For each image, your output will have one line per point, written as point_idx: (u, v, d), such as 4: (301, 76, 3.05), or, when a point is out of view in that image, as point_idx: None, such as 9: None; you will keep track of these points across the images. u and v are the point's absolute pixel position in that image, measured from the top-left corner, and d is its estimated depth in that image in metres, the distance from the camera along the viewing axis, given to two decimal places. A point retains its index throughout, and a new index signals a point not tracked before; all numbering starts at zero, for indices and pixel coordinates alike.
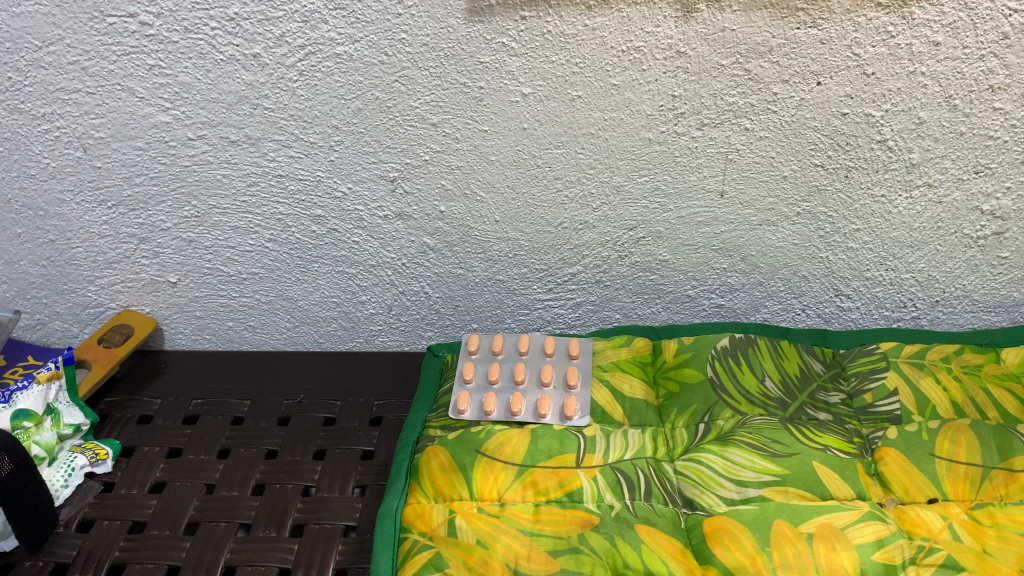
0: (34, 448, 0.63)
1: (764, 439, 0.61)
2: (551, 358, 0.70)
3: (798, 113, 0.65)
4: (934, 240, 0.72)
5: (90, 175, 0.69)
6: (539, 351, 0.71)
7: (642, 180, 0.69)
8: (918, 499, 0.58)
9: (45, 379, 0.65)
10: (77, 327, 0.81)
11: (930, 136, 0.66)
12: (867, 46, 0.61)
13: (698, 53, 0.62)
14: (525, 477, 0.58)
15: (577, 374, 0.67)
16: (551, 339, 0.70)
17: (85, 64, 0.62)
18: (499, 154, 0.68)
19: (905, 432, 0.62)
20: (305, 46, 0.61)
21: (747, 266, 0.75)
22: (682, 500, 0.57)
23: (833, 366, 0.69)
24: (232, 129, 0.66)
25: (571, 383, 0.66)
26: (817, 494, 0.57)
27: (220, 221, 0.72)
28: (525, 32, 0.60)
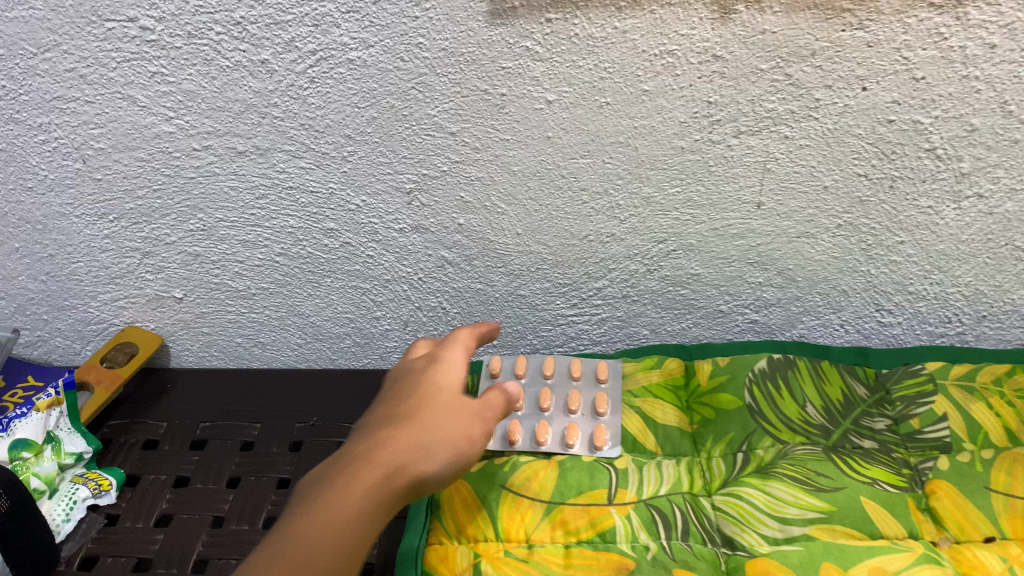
0: (34, 481, 0.60)
1: (807, 472, 0.57)
2: (578, 382, 0.67)
3: (842, 120, 0.60)
4: (983, 253, 0.68)
5: (90, 188, 0.65)
6: (566, 374, 0.68)
7: (673, 191, 0.65)
8: (974, 537, 0.54)
9: (46, 406, 0.63)
10: (80, 343, 0.78)
11: (982, 144, 0.60)
12: (917, 49, 0.55)
13: (736, 57, 0.56)
14: (554, 516, 0.54)
15: (606, 402, 0.64)
16: (578, 363, 0.67)
17: (83, 71, 0.58)
18: (522, 164, 0.63)
19: (957, 463, 0.59)
20: (316, 51, 0.56)
21: (784, 280, 0.72)
22: (721, 539, 0.54)
23: (877, 390, 0.65)
24: (240, 139, 0.62)
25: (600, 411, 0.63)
26: (866, 533, 0.53)
27: (228, 234, 0.68)
28: (550, 35, 0.55)
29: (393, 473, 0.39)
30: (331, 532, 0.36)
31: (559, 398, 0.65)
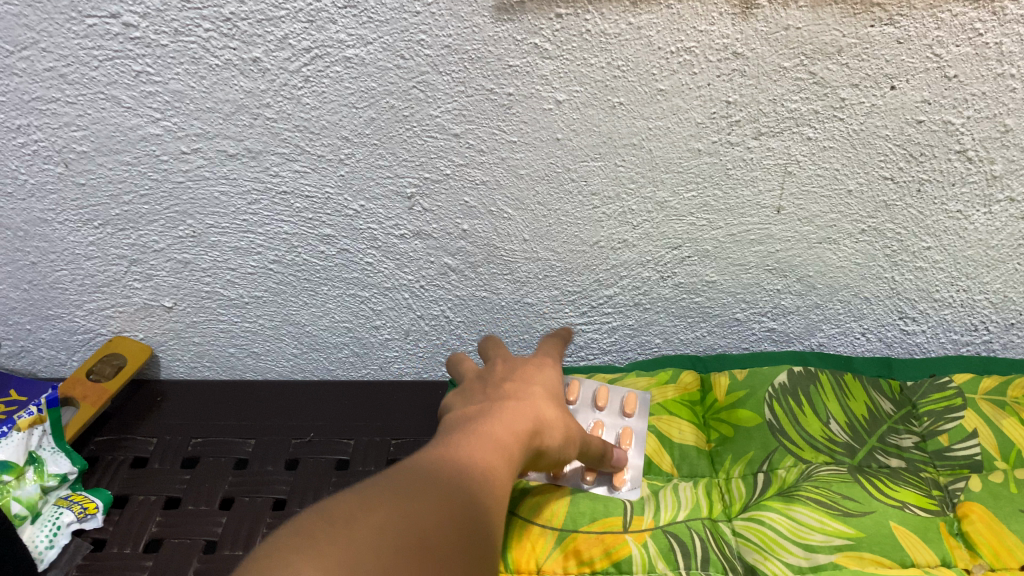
0: (15, 506, 0.57)
1: (833, 495, 0.54)
2: (602, 412, 0.62)
3: (868, 121, 0.56)
4: (1014, 259, 0.65)
5: (73, 193, 0.62)
6: (591, 402, 0.63)
7: (689, 196, 0.61)
8: (1010, 565, 0.51)
9: (27, 426, 0.59)
10: (65, 353, 0.75)
11: (1015, 145, 0.57)
12: (950, 46, 0.51)
13: (758, 55, 0.52)
14: (567, 544, 0.51)
15: (630, 437, 0.60)
16: (604, 390, 0.63)
17: (64, 70, 0.53)
18: (529, 168, 0.59)
19: (989, 484, 0.56)
20: (311, 48, 0.52)
21: (804, 287, 0.69)
22: (743, 567, 0.51)
23: (903, 405, 0.62)
24: (231, 142, 0.58)
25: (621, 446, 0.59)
26: (896, 561, 0.50)
27: (219, 241, 0.65)
28: (560, 31, 0.51)
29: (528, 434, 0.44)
30: (485, 472, 0.37)
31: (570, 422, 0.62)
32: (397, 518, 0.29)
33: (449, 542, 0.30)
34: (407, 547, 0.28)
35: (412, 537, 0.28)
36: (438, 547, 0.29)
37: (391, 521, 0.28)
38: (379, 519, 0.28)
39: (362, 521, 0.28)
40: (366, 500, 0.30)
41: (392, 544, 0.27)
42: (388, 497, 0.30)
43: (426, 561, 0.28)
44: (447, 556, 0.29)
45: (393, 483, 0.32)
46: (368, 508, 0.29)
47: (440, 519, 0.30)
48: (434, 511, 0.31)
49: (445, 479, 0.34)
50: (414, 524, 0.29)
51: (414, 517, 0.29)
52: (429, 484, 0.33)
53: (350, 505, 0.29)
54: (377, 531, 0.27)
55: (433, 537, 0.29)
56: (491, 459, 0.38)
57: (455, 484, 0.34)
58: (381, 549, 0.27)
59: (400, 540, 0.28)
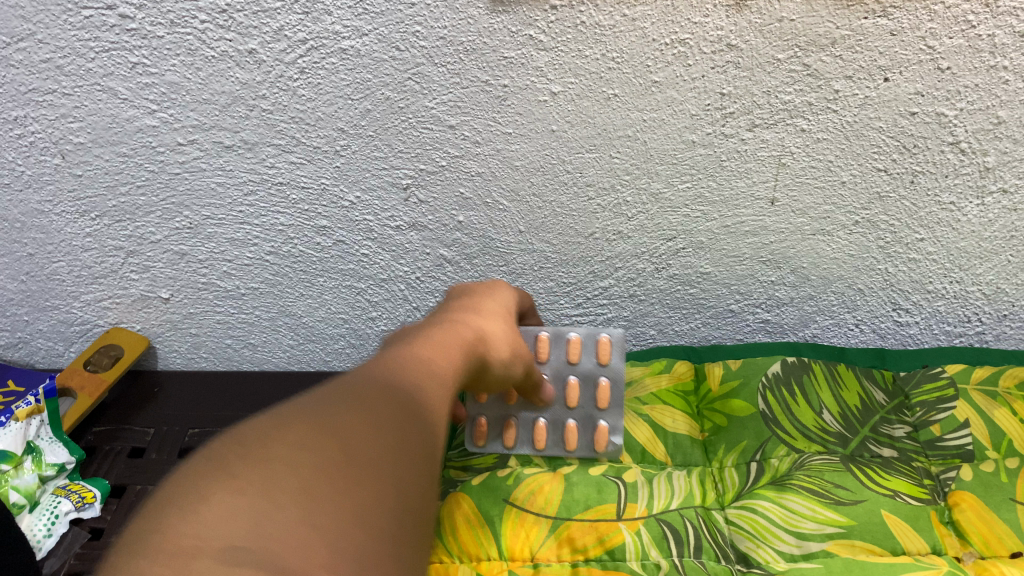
0: (12, 494, 0.58)
1: (825, 483, 0.55)
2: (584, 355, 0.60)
3: (862, 112, 0.56)
4: (1007, 251, 0.65)
5: (70, 184, 0.62)
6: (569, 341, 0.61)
7: (684, 187, 0.62)
8: (1000, 553, 0.52)
9: (25, 416, 0.59)
10: (63, 345, 0.75)
11: (1008, 137, 0.57)
12: (942, 38, 0.51)
13: (751, 47, 0.52)
14: (561, 532, 0.52)
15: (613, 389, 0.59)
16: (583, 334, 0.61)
17: (60, 62, 0.54)
18: (524, 159, 0.60)
19: (980, 473, 0.56)
20: (307, 40, 0.52)
21: (798, 279, 0.69)
22: (735, 555, 0.52)
23: (896, 395, 0.63)
24: (227, 133, 0.58)
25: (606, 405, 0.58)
26: (887, 549, 0.51)
27: (215, 232, 0.65)
28: (555, 23, 0.51)
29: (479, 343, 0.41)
30: (429, 372, 0.34)
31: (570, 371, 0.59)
32: (316, 433, 0.26)
33: (378, 449, 0.27)
34: (324, 462, 0.25)
35: (332, 451, 0.25)
36: (365, 457, 0.26)
37: (309, 437, 0.26)
38: (295, 438, 0.25)
39: (274, 444, 0.25)
40: (284, 421, 0.27)
41: (309, 462, 0.25)
42: (312, 412, 0.27)
43: (350, 473, 0.25)
44: (378, 464, 0.26)
45: (317, 396, 0.29)
46: (281, 427, 0.26)
47: (370, 428, 0.27)
48: (363, 420, 0.28)
49: (381, 382, 0.31)
50: (338, 437, 0.26)
51: (335, 427, 0.27)
52: (361, 391, 0.30)
53: (267, 425, 0.26)
54: (290, 452, 0.25)
55: (358, 446, 0.26)
56: (436, 360, 0.35)
57: (392, 386, 0.31)
58: (295, 470, 0.24)
59: (319, 456, 0.25)
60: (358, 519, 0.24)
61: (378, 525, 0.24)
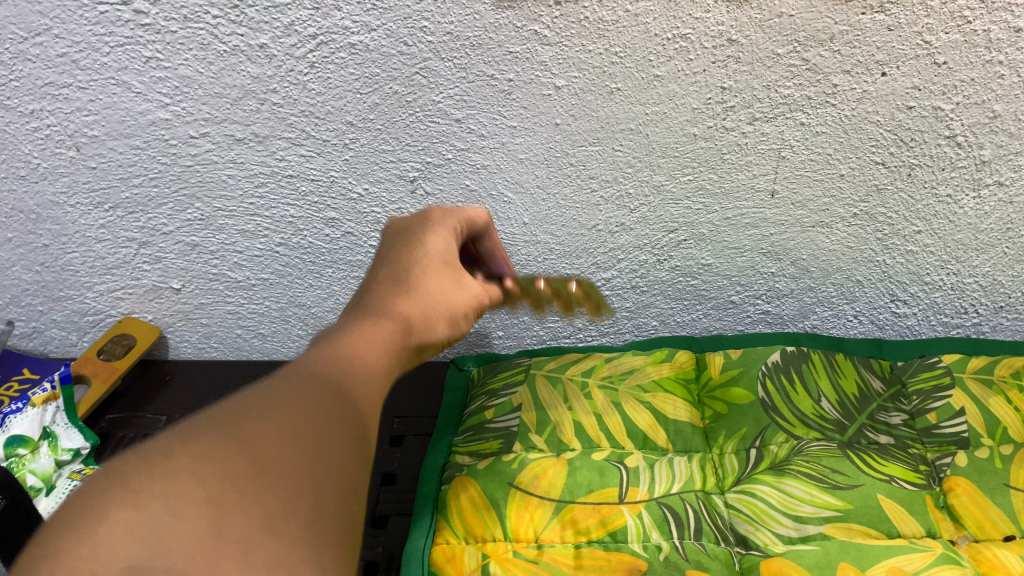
0: (30, 478, 0.58)
1: (823, 469, 0.56)
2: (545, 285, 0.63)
3: (860, 106, 0.57)
4: (1002, 243, 0.67)
5: (84, 176, 0.63)
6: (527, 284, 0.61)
7: (685, 179, 0.63)
8: (994, 536, 0.53)
9: (41, 402, 0.61)
10: (76, 334, 0.76)
11: (1003, 130, 0.58)
12: (939, 33, 0.52)
13: (752, 41, 0.53)
14: (564, 514, 0.53)
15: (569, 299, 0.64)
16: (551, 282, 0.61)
17: (75, 57, 0.54)
18: (528, 152, 0.61)
19: (975, 459, 0.57)
20: (317, 35, 0.53)
21: (797, 270, 0.70)
22: (735, 538, 0.53)
23: (893, 383, 0.64)
24: (238, 126, 0.59)
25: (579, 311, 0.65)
26: (883, 532, 0.52)
27: (226, 224, 0.67)
28: (559, 19, 0.52)
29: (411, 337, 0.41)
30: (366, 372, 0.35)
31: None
32: (228, 439, 0.27)
33: (294, 448, 0.28)
34: (234, 470, 0.26)
35: (246, 455, 0.26)
36: (278, 457, 0.27)
37: (216, 447, 0.26)
38: (203, 446, 0.26)
39: (181, 454, 0.26)
40: (192, 428, 0.27)
41: (219, 472, 0.25)
42: (222, 417, 0.28)
43: (260, 475, 0.26)
44: (297, 464, 0.27)
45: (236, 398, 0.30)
46: (192, 435, 0.27)
47: (291, 430, 0.28)
48: (280, 423, 0.28)
49: (307, 380, 0.32)
50: (250, 441, 0.27)
51: (249, 432, 0.27)
52: (281, 391, 0.31)
53: (176, 436, 0.27)
54: (192, 467, 0.25)
55: (268, 452, 0.27)
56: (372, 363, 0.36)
57: (318, 386, 0.32)
58: (205, 478, 0.25)
59: (228, 466, 0.26)
60: (273, 525, 0.25)
61: (294, 522, 0.25)
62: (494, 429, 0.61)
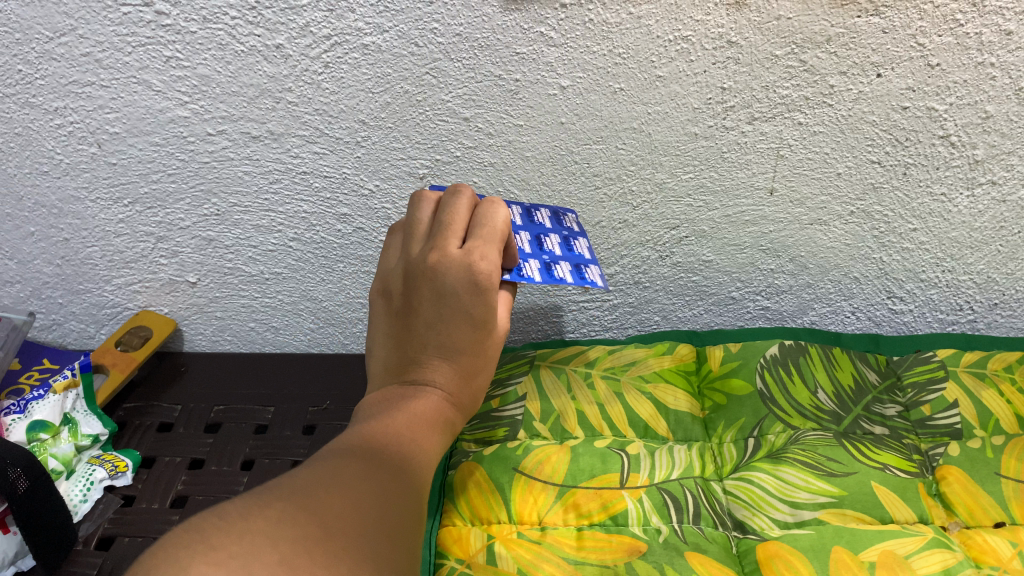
0: (51, 461, 0.63)
1: (819, 457, 0.58)
2: None
3: (856, 107, 0.59)
4: (996, 241, 0.68)
5: (105, 172, 0.65)
6: None
7: (686, 177, 0.65)
8: (984, 522, 0.54)
9: (62, 389, 0.66)
10: (94, 327, 0.79)
11: (996, 130, 0.60)
12: (932, 36, 0.54)
13: (751, 43, 0.55)
14: (567, 499, 0.55)
15: None
16: None
17: (99, 56, 0.56)
18: (534, 150, 0.63)
19: (966, 449, 0.59)
20: (331, 36, 0.55)
21: (796, 267, 0.72)
22: (732, 523, 0.55)
23: (888, 376, 0.66)
24: (254, 124, 0.61)
25: None
26: (876, 517, 0.54)
27: (242, 219, 0.69)
28: (565, 21, 0.54)
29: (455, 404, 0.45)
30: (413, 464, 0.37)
31: (574, 246, 0.60)
32: (299, 510, 0.28)
33: (360, 525, 0.29)
34: (307, 538, 0.26)
35: (318, 526, 0.27)
36: (347, 530, 0.28)
37: (288, 516, 0.27)
38: (277, 515, 0.27)
39: (255, 519, 0.27)
40: (263, 500, 0.28)
41: (293, 538, 0.26)
42: (292, 492, 0.29)
43: (333, 544, 0.27)
44: (363, 538, 0.28)
45: (301, 476, 0.31)
46: (265, 505, 0.28)
47: (359, 509, 0.30)
48: (345, 503, 0.30)
49: (364, 466, 0.34)
50: (321, 516, 0.28)
51: (318, 507, 0.28)
52: (342, 473, 0.32)
53: (250, 506, 0.27)
54: (268, 527, 0.26)
55: (336, 519, 0.28)
56: (422, 440, 0.40)
57: (373, 471, 0.33)
58: (283, 543, 0.26)
59: (302, 533, 0.27)
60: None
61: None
62: (498, 418, 0.63)
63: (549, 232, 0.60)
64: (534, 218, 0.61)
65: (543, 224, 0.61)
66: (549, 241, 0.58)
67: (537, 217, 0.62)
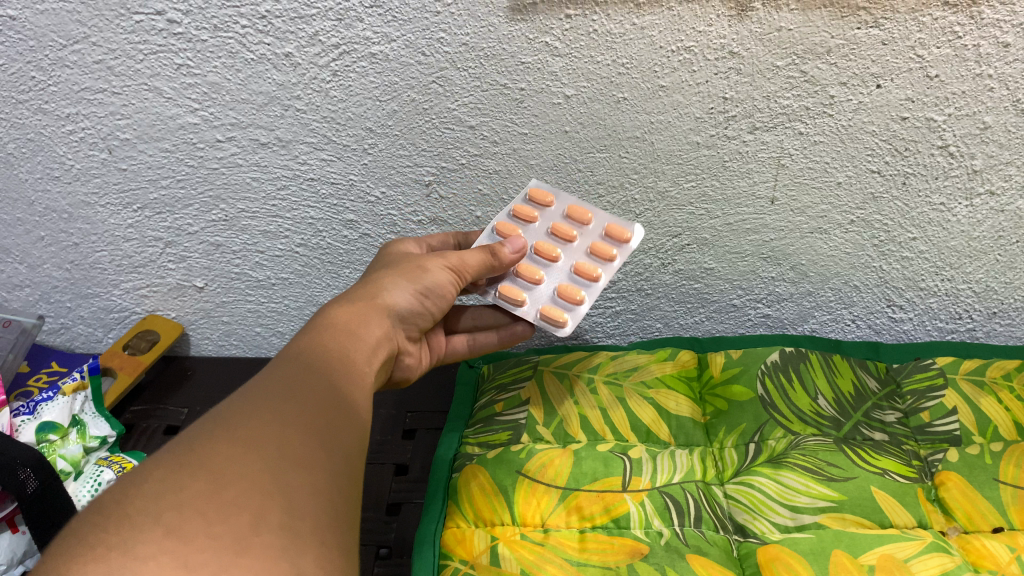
0: (60, 462, 0.64)
1: (819, 461, 0.58)
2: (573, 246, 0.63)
3: (855, 117, 0.59)
4: (995, 250, 0.69)
5: (115, 177, 0.66)
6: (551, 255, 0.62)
7: (688, 186, 0.65)
8: (983, 527, 0.55)
9: (72, 390, 0.67)
10: (102, 331, 0.80)
11: (994, 141, 0.60)
12: (931, 48, 0.55)
13: (753, 54, 0.55)
14: (570, 501, 0.56)
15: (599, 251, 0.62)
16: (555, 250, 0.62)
17: (111, 63, 0.57)
18: (539, 158, 0.64)
19: (966, 455, 0.60)
20: (339, 45, 0.56)
21: (797, 275, 0.73)
22: (733, 526, 0.55)
23: (888, 383, 0.67)
24: (263, 131, 0.62)
25: (608, 254, 0.61)
26: (876, 522, 0.54)
27: (249, 225, 0.69)
28: (569, 31, 0.54)
29: (363, 342, 0.46)
30: (337, 382, 0.40)
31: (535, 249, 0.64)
32: (181, 472, 0.30)
33: (260, 462, 0.31)
34: (198, 496, 0.29)
35: (208, 480, 0.29)
36: (241, 475, 0.30)
37: (175, 478, 0.29)
38: (160, 485, 0.29)
39: (136, 499, 0.28)
40: (146, 471, 0.30)
41: (179, 504, 0.28)
42: (180, 451, 0.31)
43: (224, 495, 0.29)
44: (267, 475, 0.30)
45: (194, 429, 0.33)
46: (146, 478, 0.29)
47: (251, 448, 0.31)
48: (240, 444, 0.31)
49: (268, 395, 0.36)
50: (207, 468, 0.30)
51: (209, 460, 0.30)
52: (237, 414, 0.34)
53: (131, 485, 0.29)
54: (149, 503, 0.28)
55: (227, 471, 0.30)
56: (347, 373, 0.41)
57: (274, 399, 0.35)
58: (171, 511, 0.28)
59: (193, 492, 0.29)
60: (252, 533, 0.28)
61: (275, 524, 0.28)
62: (503, 422, 0.64)
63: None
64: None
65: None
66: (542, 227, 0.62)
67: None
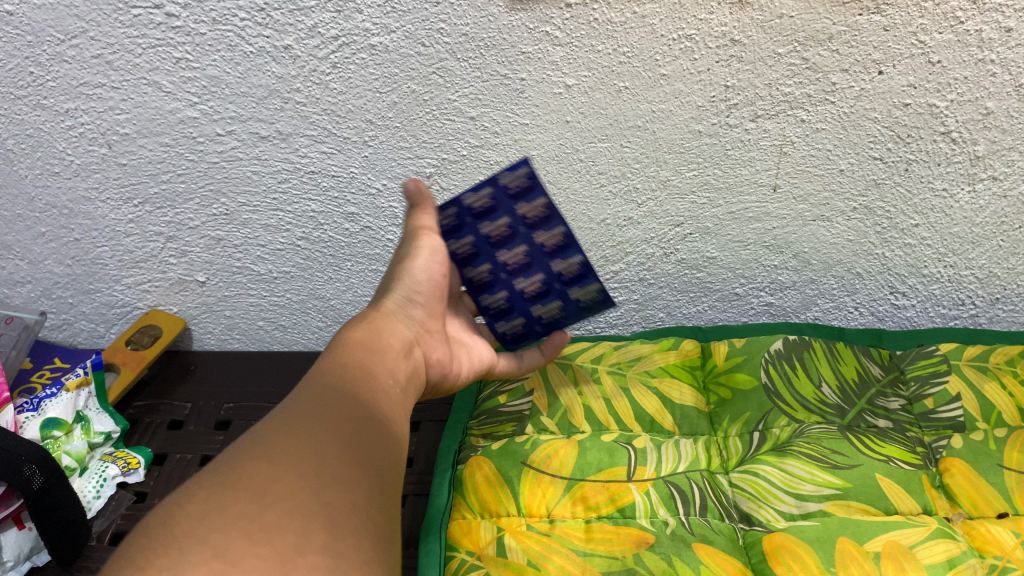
0: (66, 458, 0.64)
1: (823, 450, 0.59)
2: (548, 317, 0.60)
3: (858, 104, 0.59)
4: (997, 236, 0.69)
5: (115, 173, 0.66)
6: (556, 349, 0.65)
7: (690, 175, 0.65)
8: (988, 513, 0.55)
9: (75, 387, 0.67)
10: (104, 326, 0.80)
11: (997, 127, 0.60)
12: (934, 33, 0.54)
13: (754, 41, 0.55)
14: (575, 491, 0.56)
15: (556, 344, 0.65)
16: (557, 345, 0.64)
17: (109, 58, 0.57)
18: (540, 148, 0.63)
19: (970, 441, 0.60)
20: (339, 37, 0.56)
21: (799, 263, 0.73)
22: (738, 515, 0.56)
23: (891, 370, 0.67)
24: (263, 125, 0.62)
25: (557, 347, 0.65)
26: (881, 509, 0.54)
27: (250, 219, 0.69)
28: (570, 20, 0.54)
29: (380, 354, 0.47)
30: (365, 401, 0.41)
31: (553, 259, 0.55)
32: (224, 496, 0.31)
33: (299, 484, 0.32)
34: (241, 519, 0.30)
35: (251, 501, 0.31)
36: (282, 495, 0.31)
37: (216, 501, 0.31)
38: (204, 508, 0.31)
39: (181, 521, 0.30)
40: (188, 494, 0.32)
41: (223, 527, 0.29)
42: (219, 474, 0.33)
43: (268, 514, 0.30)
44: (307, 497, 0.32)
45: (233, 450, 0.34)
46: (191, 500, 0.31)
47: (288, 468, 0.33)
48: (280, 466, 0.33)
49: (300, 416, 0.37)
50: (249, 488, 0.31)
51: (250, 483, 0.32)
52: (272, 435, 0.35)
53: (176, 508, 0.31)
54: (195, 526, 0.30)
55: (266, 490, 0.31)
56: (377, 394, 0.43)
57: (308, 419, 0.37)
58: (217, 534, 0.29)
59: (236, 515, 0.30)
60: (297, 554, 0.29)
61: (318, 545, 0.30)
62: (507, 413, 0.65)
63: (530, 230, 0.54)
64: (492, 226, 0.55)
65: (494, 203, 0.54)
66: (569, 266, 0.55)
67: (459, 248, 0.57)
